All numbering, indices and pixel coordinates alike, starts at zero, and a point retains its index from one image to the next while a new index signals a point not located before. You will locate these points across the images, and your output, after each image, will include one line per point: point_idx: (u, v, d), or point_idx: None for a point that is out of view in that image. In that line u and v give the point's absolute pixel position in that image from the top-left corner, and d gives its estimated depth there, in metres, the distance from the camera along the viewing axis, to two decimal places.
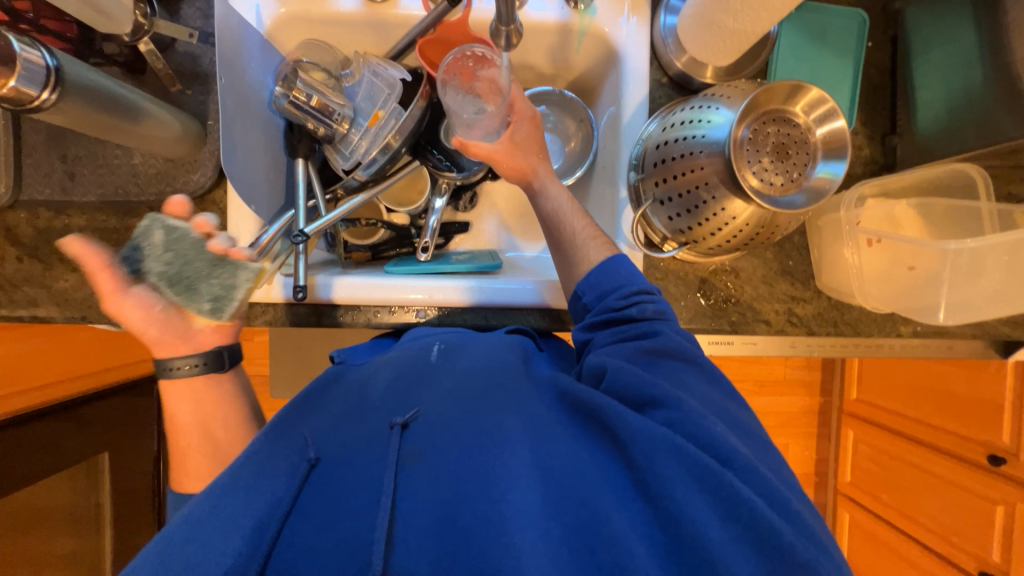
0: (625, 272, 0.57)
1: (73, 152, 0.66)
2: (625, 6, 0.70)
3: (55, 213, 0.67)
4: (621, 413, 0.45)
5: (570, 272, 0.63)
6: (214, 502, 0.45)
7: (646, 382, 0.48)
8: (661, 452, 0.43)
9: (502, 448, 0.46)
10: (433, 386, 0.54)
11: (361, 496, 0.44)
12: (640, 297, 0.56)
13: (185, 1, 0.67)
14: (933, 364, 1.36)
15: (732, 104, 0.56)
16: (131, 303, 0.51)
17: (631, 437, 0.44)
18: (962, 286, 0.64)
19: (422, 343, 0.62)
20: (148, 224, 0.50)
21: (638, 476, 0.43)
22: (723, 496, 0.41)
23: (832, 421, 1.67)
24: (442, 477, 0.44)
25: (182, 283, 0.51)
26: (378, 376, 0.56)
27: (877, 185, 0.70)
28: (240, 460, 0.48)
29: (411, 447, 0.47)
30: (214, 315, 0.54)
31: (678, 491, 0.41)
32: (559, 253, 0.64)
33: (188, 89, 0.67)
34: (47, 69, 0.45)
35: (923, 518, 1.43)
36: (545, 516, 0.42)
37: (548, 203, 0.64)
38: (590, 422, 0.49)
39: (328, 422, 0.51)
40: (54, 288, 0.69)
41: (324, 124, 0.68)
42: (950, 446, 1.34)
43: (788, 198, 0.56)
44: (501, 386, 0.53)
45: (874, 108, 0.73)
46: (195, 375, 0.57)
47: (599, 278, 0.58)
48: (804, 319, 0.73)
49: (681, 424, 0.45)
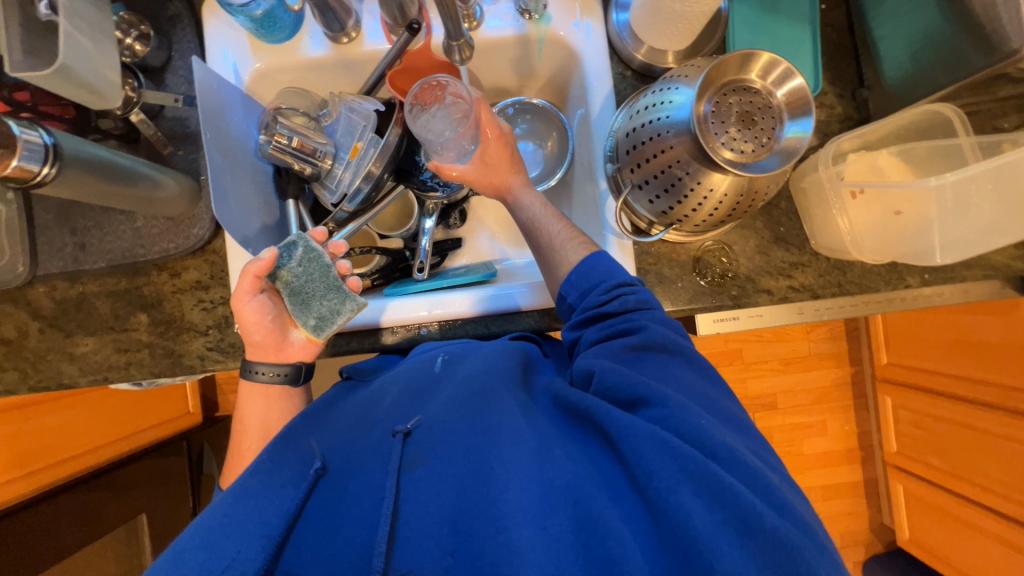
0: (605, 266, 0.58)
1: (82, 224, 0.70)
2: (578, 9, 0.73)
3: (70, 282, 0.72)
4: (609, 410, 0.46)
5: (551, 274, 0.63)
6: (226, 511, 0.46)
7: (631, 380, 0.48)
8: (648, 445, 0.42)
9: (497, 449, 0.47)
10: (434, 396, 0.55)
11: (363, 504, 0.46)
12: (621, 290, 0.56)
13: (170, 71, 0.72)
14: (958, 316, 1.31)
15: (691, 81, 0.58)
16: (252, 307, 0.58)
17: (619, 433, 0.44)
18: (953, 226, 0.62)
19: (427, 355, 0.64)
20: (295, 240, 0.60)
21: (629, 471, 0.43)
22: (707, 483, 0.40)
23: (868, 391, 1.66)
24: (439, 478, 0.46)
25: (300, 296, 0.60)
26: (382, 395, 0.59)
27: (856, 138, 0.70)
28: (249, 468, 0.49)
29: (412, 451, 0.49)
30: (314, 331, 0.61)
31: (664, 484, 0.41)
32: (539, 257, 0.65)
33: (179, 150, 0.71)
34: (45, 147, 0.49)
35: (979, 478, 1.34)
36: (542, 517, 0.42)
37: (523, 212, 0.67)
38: (584, 424, 0.49)
39: (335, 436, 0.54)
40: (76, 354, 0.72)
41: (309, 163, 0.71)
42: (992, 398, 1.27)
43: (760, 162, 0.56)
44: (495, 390, 0.53)
45: (839, 67, 0.74)
46: (277, 382, 0.61)
47: (580, 277, 0.58)
48: (807, 285, 0.72)
49: (668, 420, 0.44)
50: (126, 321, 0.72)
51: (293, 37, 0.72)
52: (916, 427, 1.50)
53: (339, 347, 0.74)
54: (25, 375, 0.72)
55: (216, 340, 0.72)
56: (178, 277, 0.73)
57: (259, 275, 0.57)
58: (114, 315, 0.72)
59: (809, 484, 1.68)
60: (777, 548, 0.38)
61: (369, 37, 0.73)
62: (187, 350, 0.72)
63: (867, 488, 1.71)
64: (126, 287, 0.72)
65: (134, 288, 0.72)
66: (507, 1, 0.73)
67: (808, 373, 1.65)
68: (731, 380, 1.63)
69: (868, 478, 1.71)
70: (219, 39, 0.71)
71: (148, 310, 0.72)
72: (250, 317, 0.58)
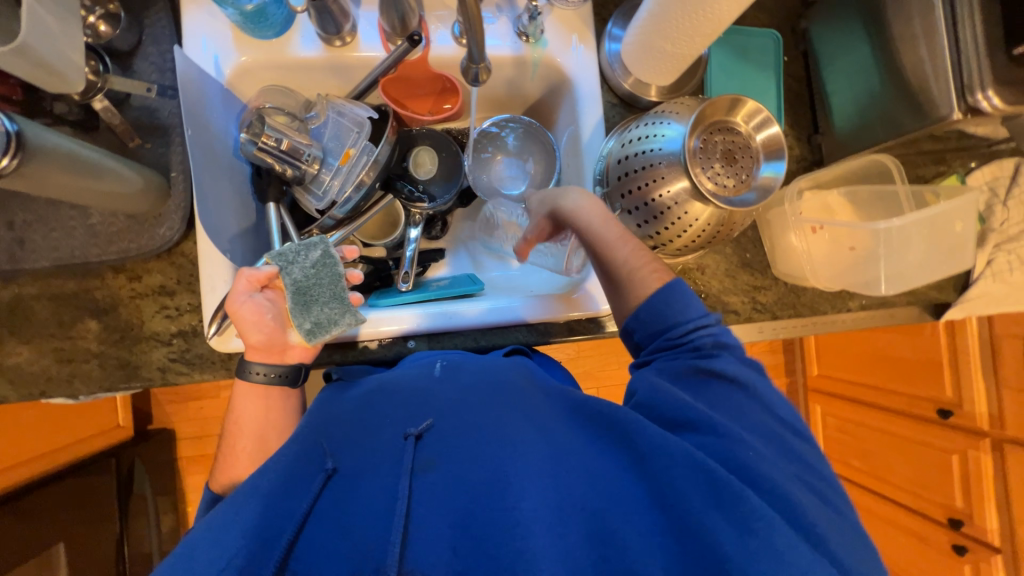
0: (679, 300, 0.56)
1: (21, 217, 0.62)
2: (573, 38, 0.76)
3: (2, 283, 0.63)
4: (643, 428, 0.49)
5: (619, 304, 0.60)
6: (238, 509, 0.46)
7: (681, 403, 0.51)
8: (678, 467, 0.46)
9: (517, 455, 0.48)
10: (449, 398, 0.54)
11: (375, 508, 0.46)
12: (695, 329, 0.55)
13: (138, 56, 0.66)
14: (877, 334, 1.49)
15: (682, 118, 0.62)
16: (250, 305, 0.58)
17: (648, 451, 0.48)
18: (896, 261, 0.74)
19: (422, 363, 0.62)
20: (315, 241, 0.59)
21: (653, 488, 0.46)
22: (740, 509, 0.43)
23: (800, 400, 1.83)
24: (457, 482, 0.47)
25: (302, 297, 0.59)
26: (390, 391, 0.56)
27: (811, 179, 0.79)
28: (264, 466, 0.50)
29: (426, 455, 0.49)
30: (306, 336, 0.59)
31: (694, 507, 0.44)
32: (609, 284, 0.61)
33: (146, 142, 0.66)
34: (7, 134, 0.43)
35: (892, 477, 1.53)
36: (559, 526, 0.44)
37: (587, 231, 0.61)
38: (609, 436, 0.51)
39: (348, 434, 0.52)
40: (6, 365, 0.63)
41: (292, 166, 0.68)
42: (904, 406, 1.46)
43: (740, 197, 0.62)
44: (518, 399, 0.55)
45: (797, 113, 0.83)
46: (272, 385, 0.60)
47: (648, 316, 0.57)
48: (767, 306, 0.80)
49: (714, 450, 0.48)
50: (71, 329, 0.65)
51: (283, 35, 0.69)
52: (841, 432, 1.69)
53: (318, 359, 0.71)
54: None
55: (181, 351, 0.67)
56: (138, 281, 0.66)
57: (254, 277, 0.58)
58: (58, 321, 0.64)
59: None
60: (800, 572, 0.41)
61: (365, 42, 0.71)
62: (145, 361, 0.66)
63: None
64: (74, 290, 0.65)
65: (84, 291, 0.65)
66: (506, 23, 0.75)
67: None
68: None
69: None
70: (198, 28, 0.67)
71: (100, 317, 0.65)
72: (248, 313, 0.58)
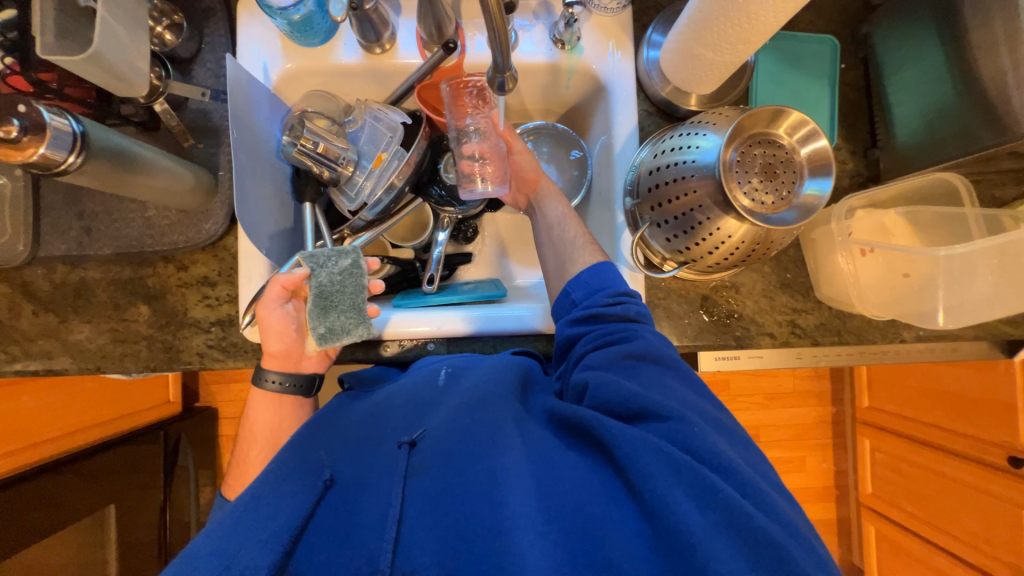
0: (612, 275, 0.63)
1: (90, 208, 0.68)
2: (610, 44, 0.75)
3: (71, 266, 0.70)
4: (601, 420, 0.49)
5: (563, 271, 0.67)
6: (236, 518, 0.48)
7: (631, 395, 0.51)
8: (641, 452, 0.46)
9: (497, 457, 0.50)
10: (437, 409, 0.58)
11: (371, 512, 0.49)
12: (624, 299, 0.61)
13: (197, 63, 0.71)
14: (940, 367, 1.36)
15: (719, 129, 0.59)
16: (277, 315, 0.60)
17: (614, 441, 0.48)
18: (958, 290, 0.65)
19: (431, 368, 0.65)
20: (346, 251, 0.62)
21: (625, 477, 0.47)
22: (700, 489, 0.44)
23: (847, 432, 1.70)
24: (444, 487, 0.49)
25: (324, 301, 0.60)
26: (383, 403, 0.61)
27: (866, 196, 0.73)
28: (261, 475, 0.51)
29: (417, 461, 0.52)
30: (317, 340, 0.60)
31: (662, 493, 0.44)
32: (557, 253, 0.69)
33: (199, 143, 0.70)
34: (73, 134, 0.48)
35: (949, 526, 1.39)
36: (541, 522, 0.45)
37: (551, 211, 0.73)
38: (581, 437, 0.52)
39: (342, 446, 0.56)
40: (69, 340, 0.70)
41: (329, 168, 0.71)
42: (967, 449, 1.32)
43: (779, 215, 0.58)
44: (494, 402, 0.56)
45: (854, 125, 0.77)
46: (287, 394, 0.63)
47: (588, 279, 0.63)
48: (807, 330, 0.74)
49: (674, 436, 0.48)
50: (126, 311, 0.71)
51: (326, 43, 0.72)
52: (892, 471, 1.54)
53: (342, 355, 0.73)
54: (13, 358, 0.69)
55: (218, 338, 0.71)
56: (185, 271, 0.71)
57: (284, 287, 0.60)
58: (115, 304, 0.70)
59: None
60: (768, 550, 0.41)
61: (403, 49, 0.73)
62: (186, 346, 0.71)
63: (840, 527, 1.74)
64: (130, 276, 0.71)
65: (138, 277, 0.71)
66: (542, 30, 0.74)
67: (792, 410, 1.68)
68: None
69: (840, 516, 1.74)
70: (251, 37, 0.71)
71: (150, 302, 0.71)
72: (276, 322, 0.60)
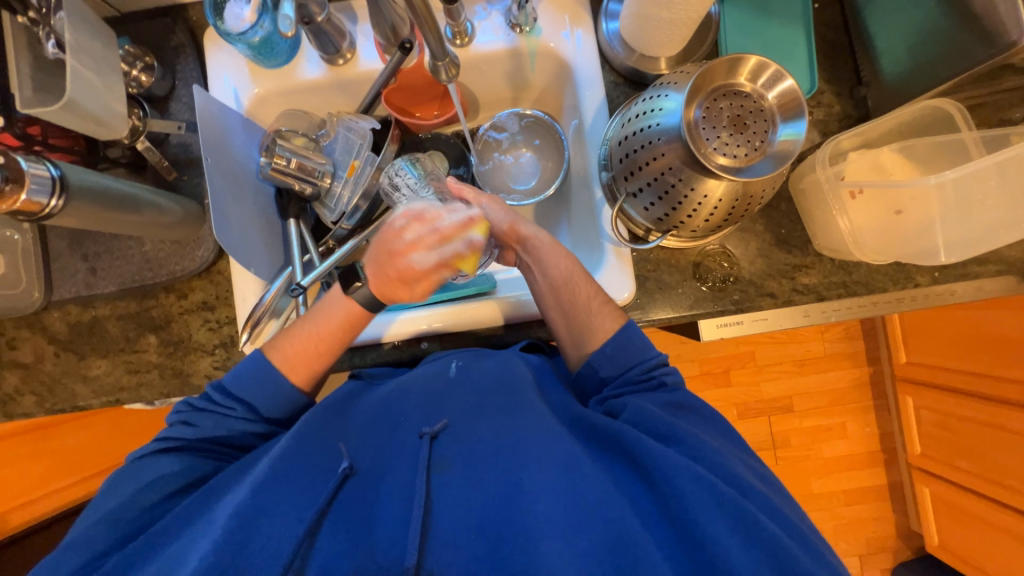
0: (640, 343, 0.62)
1: (93, 249, 0.72)
2: (567, 20, 0.73)
3: (82, 306, 0.74)
4: (642, 442, 0.53)
5: (581, 340, 0.65)
6: (254, 493, 0.50)
7: (658, 418, 0.55)
8: (680, 478, 0.49)
9: (523, 460, 0.54)
10: (462, 406, 0.61)
11: (395, 501, 0.54)
12: (657, 370, 0.63)
13: (174, 99, 0.74)
14: (978, 312, 1.27)
15: (680, 87, 0.57)
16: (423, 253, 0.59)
17: (653, 464, 0.51)
18: (956, 224, 0.61)
19: (439, 362, 0.67)
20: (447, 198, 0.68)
21: (661, 498, 0.50)
22: (736, 515, 0.47)
23: (888, 392, 1.61)
24: (469, 482, 0.54)
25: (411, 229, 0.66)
26: (403, 397, 0.63)
27: (857, 136, 0.69)
28: (275, 453, 0.54)
29: (439, 455, 0.57)
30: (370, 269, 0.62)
31: (698, 515, 0.47)
32: (568, 319, 0.65)
33: (183, 175, 0.74)
34: (52, 179, 0.51)
35: (1009, 481, 1.29)
36: (569, 533, 0.49)
37: (553, 271, 0.66)
38: (610, 448, 0.56)
39: (359, 439, 0.60)
40: (89, 376, 0.74)
41: (309, 184, 0.73)
42: (1015, 396, 1.23)
43: (753, 167, 0.56)
44: (521, 407, 0.59)
45: (836, 65, 0.73)
46: (357, 303, 0.62)
47: (617, 351, 0.62)
48: (812, 286, 0.71)
49: (707, 463, 0.52)
50: (136, 343, 0.74)
51: (291, 61, 0.74)
52: (940, 428, 1.45)
53: (341, 363, 0.75)
54: (42, 398, 0.74)
55: (223, 359, 0.74)
56: (185, 298, 0.74)
57: (451, 259, 0.55)
58: (126, 337, 0.74)
59: (831, 488, 1.63)
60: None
61: (365, 57, 0.74)
62: (195, 370, 0.74)
63: (892, 492, 1.65)
64: (136, 310, 0.74)
65: (143, 310, 0.74)
66: (498, 16, 0.74)
67: (824, 375, 1.60)
68: (744, 384, 1.60)
69: (892, 482, 1.65)
70: (221, 67, 0.74)
71: (157, 332, 0.74)
72: (415, 267, 0.55)
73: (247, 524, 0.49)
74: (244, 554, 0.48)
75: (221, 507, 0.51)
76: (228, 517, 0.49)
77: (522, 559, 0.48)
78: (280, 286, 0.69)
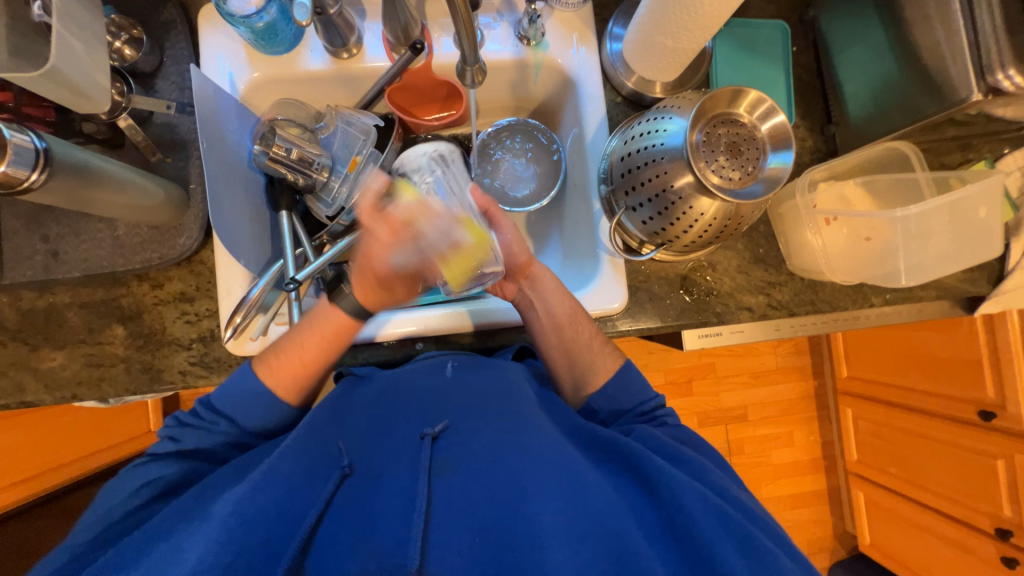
0: (641, 387, 0.68)
1: (56, 231, 0.66)
2: (574, 39, 0.77)
3: (38, 292, 0.68)
4: (653, 460, 0.55)
5: (581, 378, 0.69)
6: (254, 495, 0.50)
7: (663, 441, 0.60)
8: (691, 500, 0.52)
9: (528, 470, 0.55)
10: (463, 408, 0.62)
11: (395, 502, 0.53)
12: (656, 412, 0.67)
13: (160, 77, 0.70)
14: (911, 333, 1.43)
15: (683, 112, 0.62)
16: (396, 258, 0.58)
17: (663, 483, 0.54)
18: (916, 249, 0.72)
19: (434, 361, 0.68)
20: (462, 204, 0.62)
21: (672, 514, 0.53)
22: (747, 543, 0.50)
23: (830, 404, 1.75)
24: (472, 486, 0.55)
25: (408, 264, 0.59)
26: (405, 399, 0.63)
27: (825, 169, 0.77)
28: (277, 450, 0.53)
29: (440, 457, 0.57)
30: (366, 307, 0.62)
31: (711, 539, 0.50)
32: (569, 355, 0.69)
33: (167, 157, 0.69)
34: (36, 151, 0.47)
35: (932, 484, 1.45)
36: (577, 543, 0.50)
37: (554, 310, 0.69)
38: (617, 461, 0.59)
39: (360, 438, 0.60)
40: (41, 369, 0.68)
41: (304, 175, 0.70)
42: (941, 408, 1.40)
43: (748, 189, 0.60)
44: (523, 417, 0.61)
45: (809, 104, 0.81)
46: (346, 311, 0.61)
47: (619, 394, 0.67)
48: (783, 303, 0.77)
49: (713, 485, 0.56)
50: (100, 335, 0.68)
51: (292, 50, 0.72)
52: (875, 437, 1.60)
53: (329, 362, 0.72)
54: None
55: (200, 354, 0.69)
56: (161, 288, 0.70)
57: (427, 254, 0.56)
58: (88, 328, 0.68)
59: (777, 494, 1.75)
60: None
61: (370, 53, 0.74)
62: (168, 365, 0.69)
63: (831, 497, 1.79)
64: (102, 298, 0.69)
65: (111, 298, 0.69)
66: (507, 27, 0.76)
67: (775, 387, 1.72)
68: (704, 394, 1.69)
69: (830, 487, 1.79)
70: (215, 47, 0.71)
71: (126, 323, 0.69)
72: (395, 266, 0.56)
73: (246, 520, 0.48)
74: (245, 552, 0.47)
75: (219, 502, 0.50)
76: (226, 515, 0.48)
77: (526, 567, 0.48)
78: (268, 281, 0.64)
